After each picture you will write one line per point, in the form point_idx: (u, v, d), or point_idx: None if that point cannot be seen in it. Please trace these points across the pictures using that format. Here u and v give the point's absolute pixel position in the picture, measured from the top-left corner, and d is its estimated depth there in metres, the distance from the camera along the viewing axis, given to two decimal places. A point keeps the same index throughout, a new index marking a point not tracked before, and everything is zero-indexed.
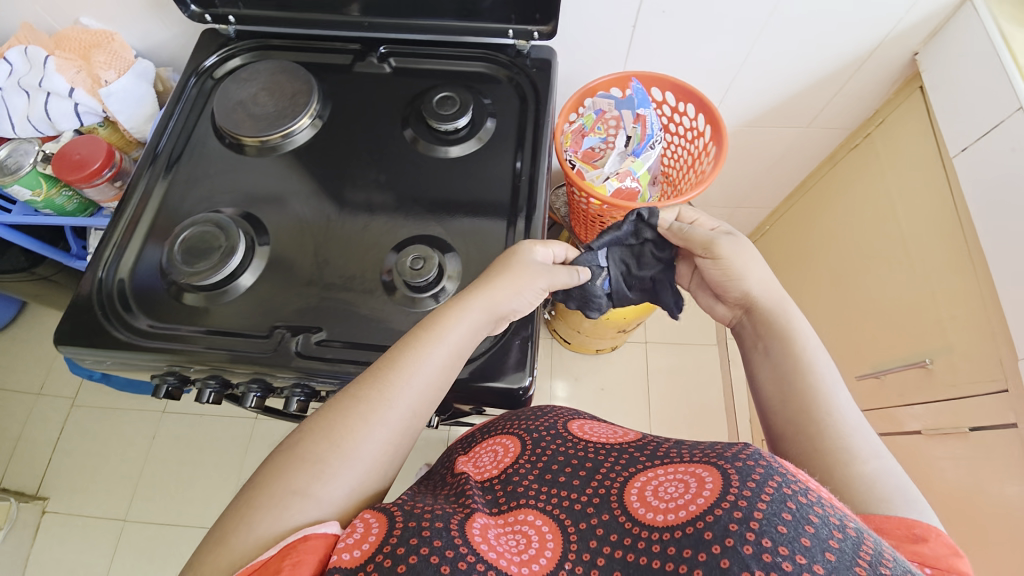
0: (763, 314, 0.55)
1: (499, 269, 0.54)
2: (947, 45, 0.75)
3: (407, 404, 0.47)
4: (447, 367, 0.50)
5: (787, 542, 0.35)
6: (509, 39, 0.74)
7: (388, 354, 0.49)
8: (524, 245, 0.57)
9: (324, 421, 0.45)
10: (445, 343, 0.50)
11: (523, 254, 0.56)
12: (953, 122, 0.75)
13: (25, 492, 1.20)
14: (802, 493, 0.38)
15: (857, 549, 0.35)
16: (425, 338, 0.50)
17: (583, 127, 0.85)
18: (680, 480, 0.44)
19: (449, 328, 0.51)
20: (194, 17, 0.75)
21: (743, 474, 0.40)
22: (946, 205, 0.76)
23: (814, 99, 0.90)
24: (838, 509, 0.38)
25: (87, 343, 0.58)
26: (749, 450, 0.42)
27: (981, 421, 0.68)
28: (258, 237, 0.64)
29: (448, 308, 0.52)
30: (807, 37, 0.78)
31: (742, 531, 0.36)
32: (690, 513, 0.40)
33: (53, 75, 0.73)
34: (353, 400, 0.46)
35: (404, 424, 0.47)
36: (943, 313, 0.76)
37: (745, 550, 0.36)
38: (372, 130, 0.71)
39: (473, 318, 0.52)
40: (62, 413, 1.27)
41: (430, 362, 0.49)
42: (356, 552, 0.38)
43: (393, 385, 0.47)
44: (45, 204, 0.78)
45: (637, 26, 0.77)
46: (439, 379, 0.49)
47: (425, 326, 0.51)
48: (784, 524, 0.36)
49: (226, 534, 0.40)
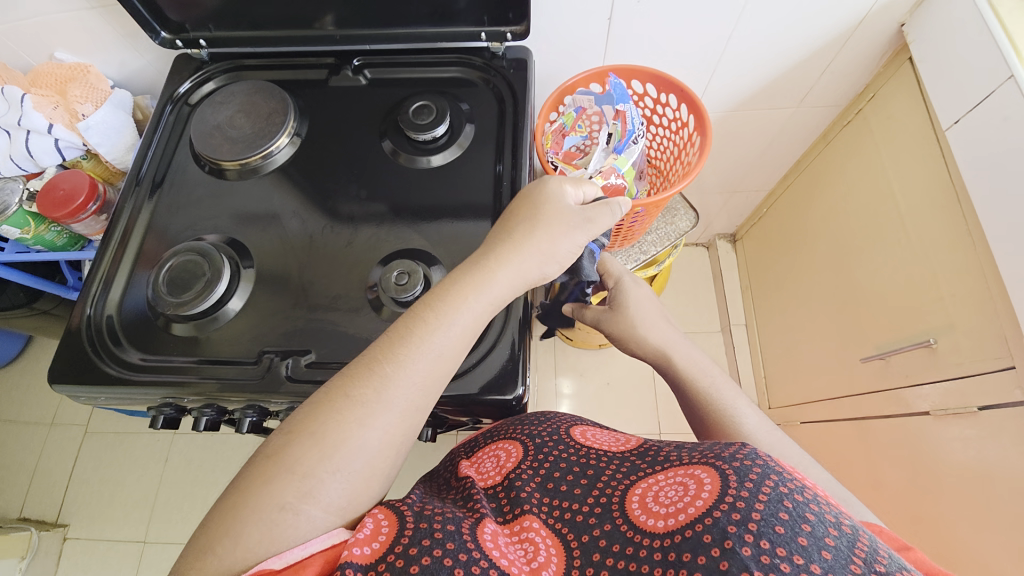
0: (668, 361, 0.63)
1: (518, 243, 0.51)
2: (935, 13, 0.73)
3: (400, 403, 0.45)
4: (453, 355, 0.48)
5: (784, 543, 0.35)
6: (483, 42, 0.72)
7: (390, 336, 0.47)
8: (552, 181, 0.55)
9: (310, 423, 0.43)
10: (452, 329, 0.48)
11: (553, 203, 0.54)
12: (946, 93, 0.73)
13: (46, 520, 1.22)
14: (797, 491, 0.38)
15: (852, 545, 0.35)
16: (432, 325, 0.47)
17: (564, 126, 0.84)
18: (679, 483, 0.44)
19: (457, 312, 0.48)
20: (165, 44, 0.75)
21: (741, 474, 0.40)
22: (942, 177, 0.75)
23: (803, 77, 0.88)
24: (833, 506, 0.38)
25: (79, 380, 0.59)
26: (746, 450, 0.42)
27: (989, 400, 0.66)
28: (242, 260, 0.63)
29: (464, 280, 0.49)
30: (793, 14, 0.76)
31: (741, 532, 0.37)
32: (689, 516, 0.40)
33: (30, 113, 0.73)
34: (348, 401, 0.43)
35: (400, 425, 0.45)
36: (944, 291, 0.74)
37: (744, 552, 0.36)
38: (351, 144, 0.71)
39: (488, 293, 0.50)
40: (76, 441, 1.29)
41: (427, 352, 0.47)
42: (370, 548, 0.40)
43: (390, 379, 0.45)
44: (35, 241, 0.78)
45: (613, 17, 0.76)
46: (441, 368, 0.47)
47: (433, 308, 0.48)
48: (781, 524, 0.36)
49: (203, 548, 0.38)
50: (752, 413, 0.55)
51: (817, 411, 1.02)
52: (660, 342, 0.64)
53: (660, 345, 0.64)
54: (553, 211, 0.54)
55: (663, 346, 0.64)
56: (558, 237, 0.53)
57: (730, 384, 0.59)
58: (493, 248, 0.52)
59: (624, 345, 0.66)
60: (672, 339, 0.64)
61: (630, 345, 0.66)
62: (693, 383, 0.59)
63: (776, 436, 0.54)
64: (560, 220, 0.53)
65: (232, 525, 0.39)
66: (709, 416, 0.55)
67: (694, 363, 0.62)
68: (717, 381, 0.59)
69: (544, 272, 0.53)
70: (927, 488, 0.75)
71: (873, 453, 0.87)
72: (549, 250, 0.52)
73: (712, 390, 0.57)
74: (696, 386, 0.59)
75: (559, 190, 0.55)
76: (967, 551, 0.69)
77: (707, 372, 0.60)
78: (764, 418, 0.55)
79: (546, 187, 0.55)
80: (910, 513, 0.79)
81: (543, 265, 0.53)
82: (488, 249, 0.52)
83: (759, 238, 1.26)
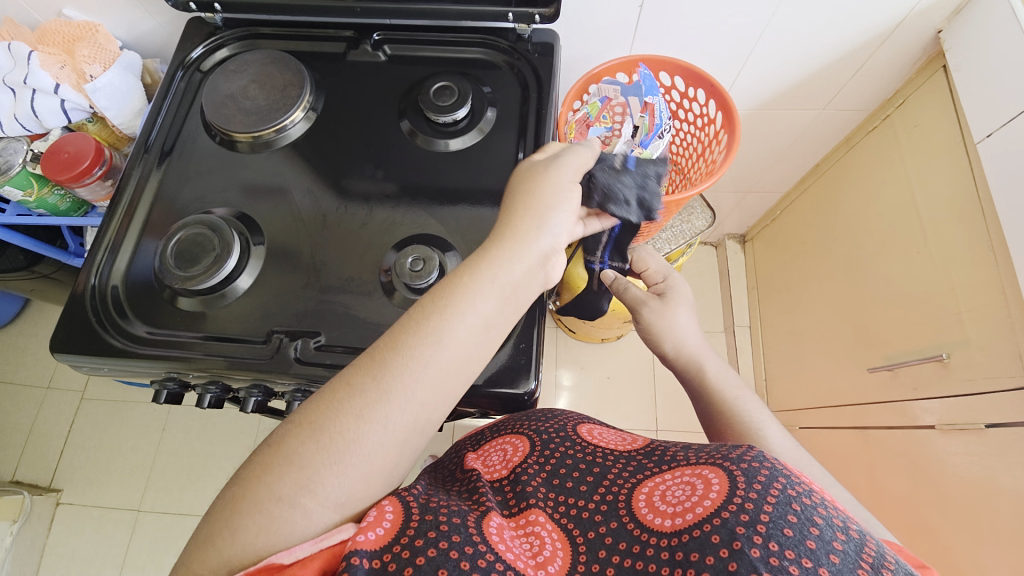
0: (695, 370, 0.61)
1: (522, 223, 0.48)
2: (976, 20, 0.71)
3: (413, 396, 0.43)
4: (468, 345, 0.45)
5: (793, 545, 0.35)
6: (509, 23, 0.70)
7: (394, 333, 0.45)
8: (528, 160, 0.54)
9: (313, 416, 0.41)
10: (465, 319, 0.45)
11: (542, 175, 0.51)
12: (980, 105, 0.71)
13: (41, 484, 1.22)
14: (805, 495, 0.38)
15: (860, 550, 0.35)
16: (442, 316, 0.45)
17: (588, 116, 0.82)
18: (686, 482, 0.43)
19: (470, 302, 0.45)
20: (178, 6, 0.72)
21: (749, 475, 0.39)
22: (969, 189, 0.73)
23: (831, 80, 0.86)
24: (841, 511, 0.38)
25: (82, 351, 0.57)
26: (754, 452, 0.42)
27: (998, 418, 0.66)
28: (252, 236, 0.62)
29: (465, 267, 0.47)
30: (829, 15, 0.74)
31: (750, 534, 0.36)
32: (696, 516, 0.39)
33: (37, 71, 0.71)
34: (347, 391, 0.42)
35: (409, 421, 0.43)
36: (961, 306, 0.73)
37: (753, 553, 0.35)
38: (368, 123, 0.68)
39: (502, 277, 0.46)
40: (72, 407, 1.28)
41: (444, 345, 0.44)
42: (379, 532, 0.39)
43: (393, 368, 0.43)
44: (38, 204, 0.76)
45: (644, 6, 0.73)
46: (457, 360, 0.45)
47: (433, 296, 0.46)
48: (790, 526, 0.36)
49: (214, 531, 0.38)
50: (777, 428, 0.55)
51: (819, 417, 1.03)
52: (689, 350, 0.62)
53: (689, 353, 0.62)
54: (546, 181, 0.50)
55: (698, 354, 0.62)
56: (563, 208, 0.50)
57: (754, 400, 0.58)
58: (496, 232, 0.49)
59: (658, 346, 0.64)
60: (702, 349, 0.62)
61: (662, 344, 0.64)
62: (719, 394, 0.58)
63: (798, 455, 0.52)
64: (560, 188, 0.50)
65: (243, 509, 0.38)
66: (733, 428, 0.55)
67: (723, 376, 0.60)
68: (742, 396, 0.58)
69: (554, 241, 0.49)
70: (929, 501, 0.76)
71: (874, 462, 0.87)
72: (544, 220, 0.49)
73: (737, 404, 0.57)
74: (723, 398, 0.58)
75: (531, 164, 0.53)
76: (964, 564, 0.70)
77: (733, 385, 0.59)
78: (789, 437, 0.54)
79: (532, 165, 0.52)
80: (909, 524, 0.79)
81: (549, 235, 0.49)
82: (495, 233, 0.49)
83: (770, 240, 1.24)
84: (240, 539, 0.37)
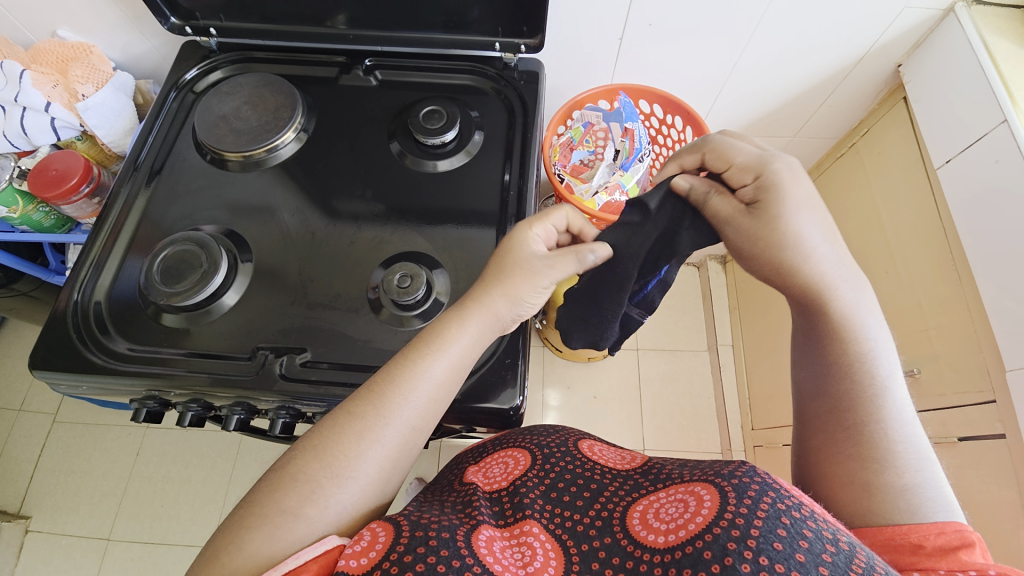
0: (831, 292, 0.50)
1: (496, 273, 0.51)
2: (930, 56, 0.76)
3: (405, 420, 0.46)
4: (447, 380, 0.49)
5: (783, 559, 0.36)
6: (497, 52, 0.73)
7: (389, 367, 0.48)
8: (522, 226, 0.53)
9: (318, 439, 0.44)
10: (446, 357, 0.49)
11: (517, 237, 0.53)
12: (940, 132, 0.75)
13: (8, 511, 1.16)
14: (795, 508, 0.38)
15: (850, 561, 0.35)
16: (424, 351, 0.48)
17: (572, 140, 0.92)
18: (680, 500, 0.44)
19: (449, 340, 0.49)
20: (174, 30, 0.74)
21: (740, 490, 0.40)
22: (931, 214, 0.77)
23: (800, 112, 0.92)
24: (831, 523, 0.39)
25: (62, 368, 0.57)
26: (744, 468, 0.42)
27: (969, 431, 0.68)
28: (240, 253, 0.62)
29: (450, 315, 0.50)
30: (794, 54, 0.79)
31: (740, 549, 0.37)
32: (689, 532, 0.40)
33: (30, 89, 0.72)
34: (348, 417, 0.45)
35: (400, 441, 0.46)
36: (929, 323, 0.76)
37: (743, 569, 0.36)
38: (359, 144, 0.70)
39: (478, 322, 0.50)
40: (44, 430, 1.24)
41: (428, 376, 0.47)
42: (362, 560, 0.39)
43: (389, 401, 0.46)
44: (22, 221, 0.76)
45: (624, 39, 0.77)
46: (438, 393, 0.48)
47: (424, 338, 0.49)
48: (780, 540, 0.36)
49: (221, 548, 0.40)
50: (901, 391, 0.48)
51: None
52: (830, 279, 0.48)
53: None
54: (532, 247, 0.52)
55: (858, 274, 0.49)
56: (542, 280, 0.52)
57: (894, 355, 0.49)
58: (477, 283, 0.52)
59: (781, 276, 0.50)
60: (837, 272, 0.48)
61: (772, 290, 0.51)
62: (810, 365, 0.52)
63: (912, 429, 0.46)
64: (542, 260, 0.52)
65: (248, 531, 0.40)
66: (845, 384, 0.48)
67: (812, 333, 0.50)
68: (876, 346, 0.48)
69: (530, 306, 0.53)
70: None
71: None
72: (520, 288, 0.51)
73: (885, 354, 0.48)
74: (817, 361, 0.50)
75: (526, 238, 0.52)
76: None
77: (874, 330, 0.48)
78: (910, 405, 0.48)
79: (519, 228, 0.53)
80: None
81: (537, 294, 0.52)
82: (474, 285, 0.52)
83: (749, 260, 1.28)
84: (243, 556, 0.39)
